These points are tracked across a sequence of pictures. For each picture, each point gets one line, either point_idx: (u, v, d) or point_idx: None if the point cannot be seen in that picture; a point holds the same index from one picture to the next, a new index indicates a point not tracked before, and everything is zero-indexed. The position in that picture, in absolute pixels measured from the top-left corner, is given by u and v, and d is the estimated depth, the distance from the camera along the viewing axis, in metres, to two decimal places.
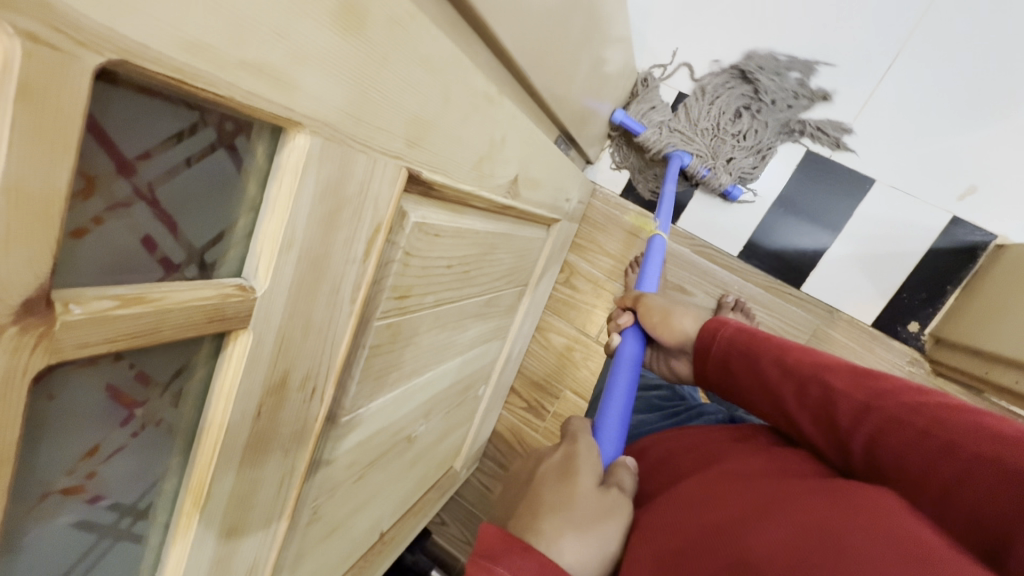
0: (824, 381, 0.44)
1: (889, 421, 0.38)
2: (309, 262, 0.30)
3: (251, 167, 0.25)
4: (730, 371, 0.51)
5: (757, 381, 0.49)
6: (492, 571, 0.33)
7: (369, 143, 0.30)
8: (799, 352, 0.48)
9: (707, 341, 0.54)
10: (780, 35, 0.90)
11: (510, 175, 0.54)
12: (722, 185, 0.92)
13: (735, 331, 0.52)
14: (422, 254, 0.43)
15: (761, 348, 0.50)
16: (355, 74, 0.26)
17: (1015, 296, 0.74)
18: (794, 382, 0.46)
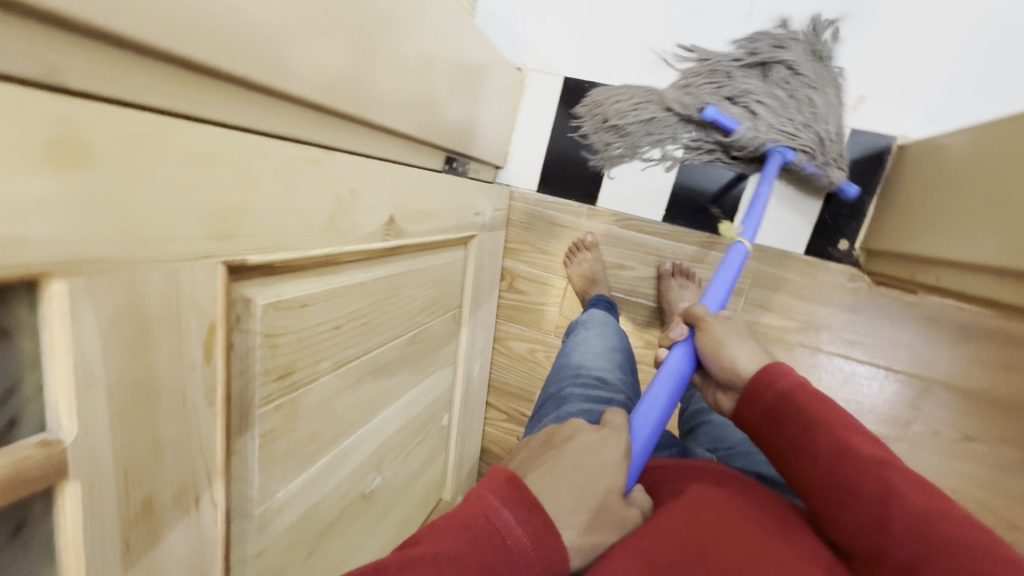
0: (889, 480, 0.41)
1: (943, 550, 0.35)
2: (129, 389, 0.29)
3: (16, 323, 0.25)
4: (779, 437, 0.49)
5: (808, 451, 0.46)
6: (499, 511, 0.35)
7: (159, 255, 0.30)
8: (868, 441, 0.44)
9: (765, 390, 0.51)
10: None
11: (380, 219, 0.54)
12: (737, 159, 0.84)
13: (802, 393, 0.49)
14: (290, 329, 0.43)
15: (823, 421, 0.46)
16: (101, 202, 0.26)
17: (930, 197, 0.73)
18: (852, 464, 0.43)
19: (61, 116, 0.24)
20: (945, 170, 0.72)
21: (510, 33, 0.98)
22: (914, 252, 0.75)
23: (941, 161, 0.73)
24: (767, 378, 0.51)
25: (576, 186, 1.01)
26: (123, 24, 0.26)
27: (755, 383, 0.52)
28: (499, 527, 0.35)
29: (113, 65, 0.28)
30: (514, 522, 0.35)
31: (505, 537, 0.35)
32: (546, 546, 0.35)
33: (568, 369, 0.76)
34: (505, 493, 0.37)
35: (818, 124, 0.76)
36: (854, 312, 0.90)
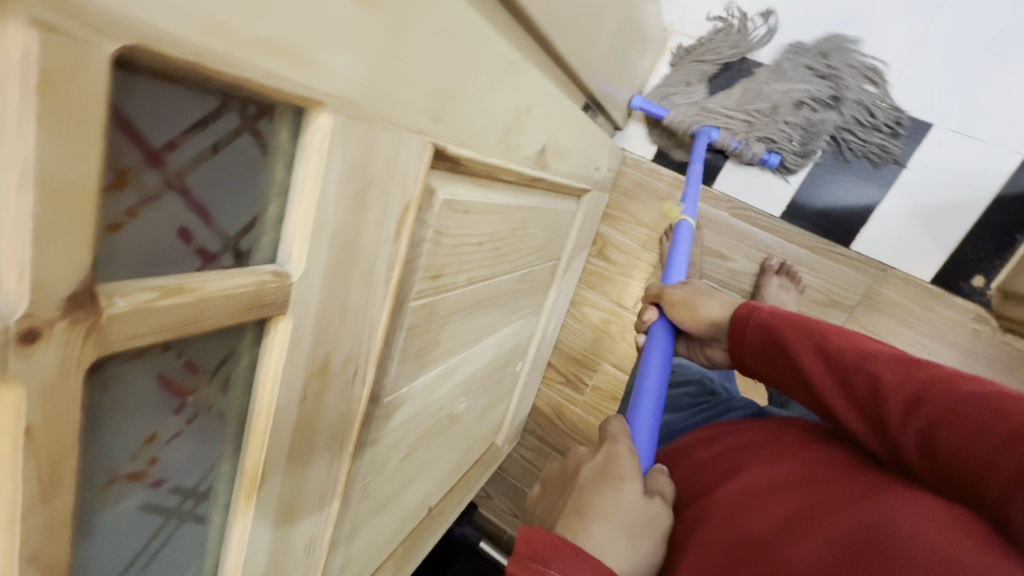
0: (869, 369, 0.38)
1: (936, 412, 0.34)
2: (342, 245, 0.29)
3: (276, 148, 0.25)
4: (767, 369, 0.46)
5: (794, 373, 0.43)
6: None
7: (394, 118, 0.29)
8: (836, 334, 0.42)
9: (743, 331, 0.48)
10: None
11: (537, 145, 0.52)
12: (756, 155, 0.87)
13: (774, 316, 0.46)
14: (452, 232, 0.42)
15: (795, 339, 0.44)
16: (374, 46, 0.26)
17: None
18: (835, 371, 0.40)
19: None
20: None
21: None
22: None
23: None
24: (741, 323, 0.48)
25: (694, 164, 0.96)
26: None
27: (735, 331, 0.48)
28: None
29: None
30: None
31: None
32: None
33: None
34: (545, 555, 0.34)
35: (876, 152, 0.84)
36: (966, 353, 0.84)
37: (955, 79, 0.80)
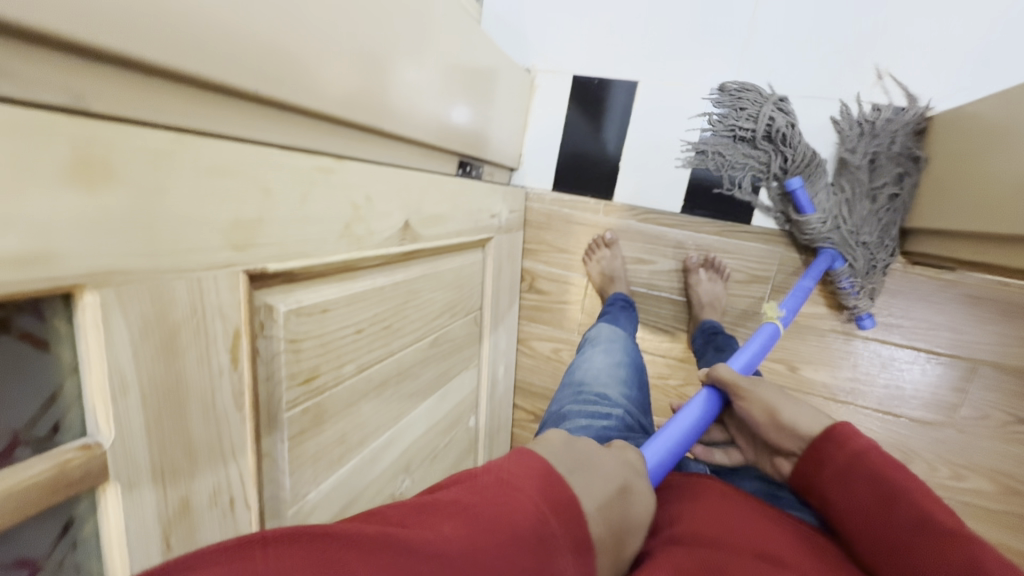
0: (972, 548, 0.35)
1: None
2: (161, 395, 0.31)
3: (55, 333, 0.27)
4: (837, 501, 0.44)
5: (879, 515, 0.41)
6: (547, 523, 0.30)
7: (183, 265, 0.31)
8: (949, 513, 0.39)
9: (837, 452, 0.45)
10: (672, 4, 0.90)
11: (396, 224, 0.55)
12: (837, 276, 0.84)
13: (879, 459, 0.43)
14: (312, 335, 0.44)
15: (897, 488, 0.41)
16: (126, 217, 0.27)
17: (944, 178, 0.75)
18: (931, 534, 0.37)
19: (83, 138, 0.25)
20: (951, 155, 0.75)
21: (518, 36, 0.99)
22: (933, 229, 0.76)
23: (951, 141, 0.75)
24: (832, 441, 0.46)
25: (592, 183, 1.00)
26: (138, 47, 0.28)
27: (815, 446, 0.47)
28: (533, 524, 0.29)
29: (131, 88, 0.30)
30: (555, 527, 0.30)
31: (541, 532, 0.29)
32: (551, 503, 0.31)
33: (570, 384, 0.75)
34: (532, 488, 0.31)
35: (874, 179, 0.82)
36: (887, 294, 0.86)
37: (796, 51, 0.86)
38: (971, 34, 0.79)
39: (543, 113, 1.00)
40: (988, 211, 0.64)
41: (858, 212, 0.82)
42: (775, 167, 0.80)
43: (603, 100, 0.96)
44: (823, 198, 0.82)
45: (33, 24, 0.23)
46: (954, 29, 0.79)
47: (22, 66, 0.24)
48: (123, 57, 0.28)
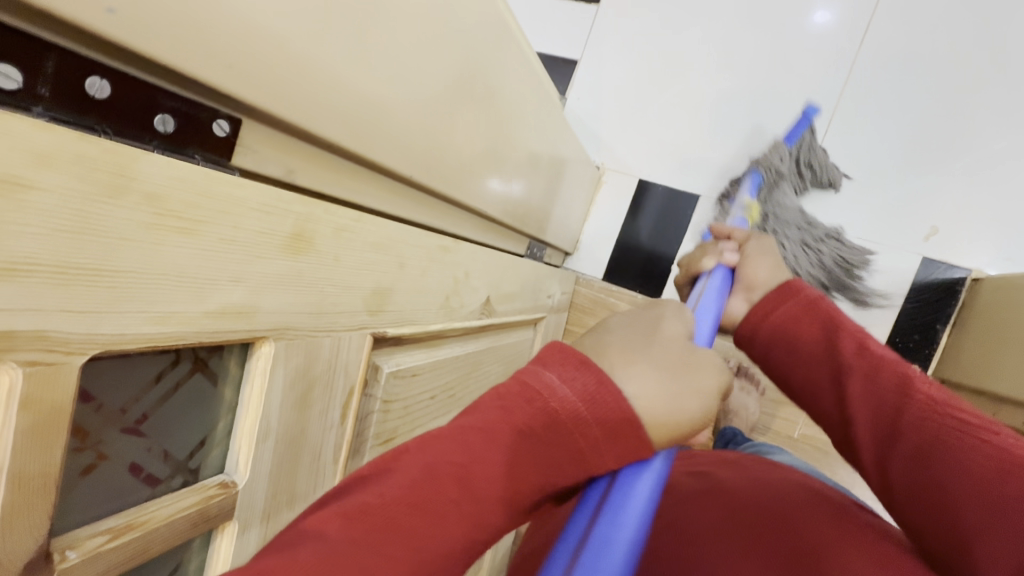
0: (900, 380, 0.40)
1: (949, 442, 0.35)
2: (288, 442, 0.33)
3: (226, 375, 0.29)
4: (779, 345, 0.47)
5: (821, 354, 0.44)
6: (542, 373, 0.33)
7: (334, 326, 0.34)
8: (879, 341, 0.44)
9: (785, 301, 0.48)
10: (741, 133, 0.99)
11: (480, 299, 0.58)
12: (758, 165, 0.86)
13: (825, 309, 0.46)
14: (400, 397, 0.46)
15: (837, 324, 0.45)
16: (310, 281, 0.31)
17: (992, 335, 0.77)
18: (867, 362, 0.42)
19: (302, 214, 0.29)
20: (996, 317, 0.77)
21: (593, 135, 1.07)
22: (973, 384, 0.77)
23: (994, 302, 0.79)
24: (782, 294, 0.48)
25: (641, 279, 1.04)
26: (339, 136, 0.33)
27: (769, 301, 0.48)
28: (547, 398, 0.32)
29: (321, 167, 0.35)
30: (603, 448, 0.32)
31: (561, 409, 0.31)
32: (595, 408, 0.32)
33: None
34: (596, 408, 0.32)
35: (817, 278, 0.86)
36: None
37: (851, 194, 0.92)
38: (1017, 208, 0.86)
39: (605, 207, 1.07)
40: None
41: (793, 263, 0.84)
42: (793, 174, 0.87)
43: (642, 200, 1.04)
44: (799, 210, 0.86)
45: (280, 112, 0.29)
46: (1002, 200, 0.87)
47: (259, 146, 0.30)
48: (329, 143, 0.33)
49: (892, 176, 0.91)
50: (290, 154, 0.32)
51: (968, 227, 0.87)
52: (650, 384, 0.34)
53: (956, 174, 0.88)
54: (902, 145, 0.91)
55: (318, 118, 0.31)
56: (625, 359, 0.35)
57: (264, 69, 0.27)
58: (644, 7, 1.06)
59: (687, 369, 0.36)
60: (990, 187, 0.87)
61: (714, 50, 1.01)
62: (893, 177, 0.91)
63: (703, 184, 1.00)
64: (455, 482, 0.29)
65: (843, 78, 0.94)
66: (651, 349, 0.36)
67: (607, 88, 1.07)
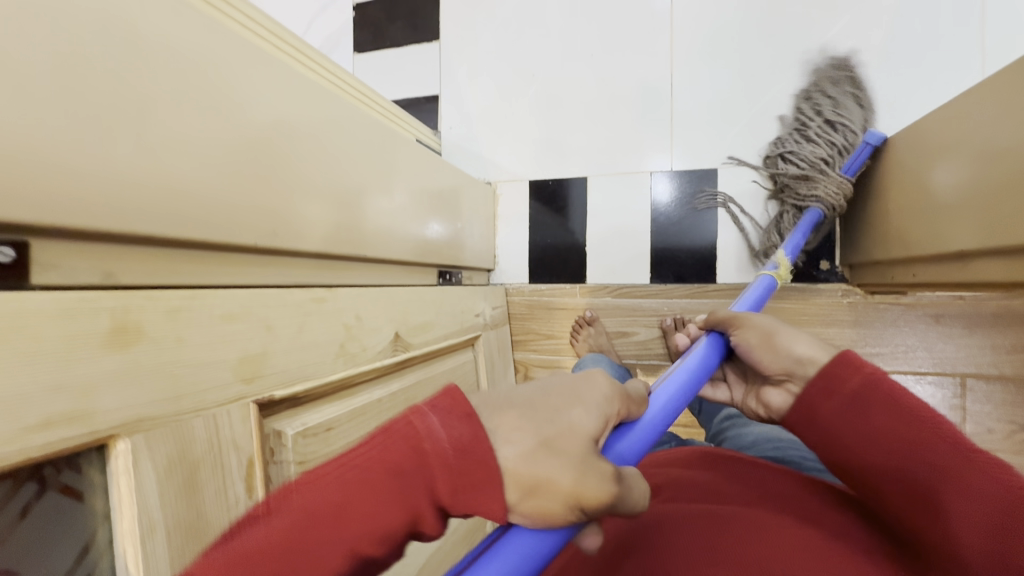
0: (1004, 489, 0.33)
1: None
2: (185, 531, 0.33)
3: (89, 485, 0.30)
4: (836, 434, 0.41)
5: (900, 444, 0.37)
6: (425, 416, 0.26)
7: (201, 405, 0.35)
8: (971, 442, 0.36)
9: (850, 375, 0.41)
10: (602, 113, 1.05)
11: (387, 337, 0.60)
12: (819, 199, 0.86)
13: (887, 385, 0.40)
14: (320, 454, 0.46)
15: (912, 411, 0.38)
16: (154, 368, 0.32)
17: (885, 204, 0.80)
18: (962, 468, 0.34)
19: (119, 308, 0.30)
20: (890, 185, 0.80)
21: (475, 156, 1.12)
22: (889, 256, 0.80)
23: (883, 173, 0.82)
24: (842, 368, 0.42)
25: (564, 270, 1.07)
26: (156, 227, 0.35)
27: (829, 372, 0.42)
28: (416, 438, 0.25)
29: (146, 259, 0.36)
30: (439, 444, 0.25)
31: (425, 450, 0.25)
32: (469, 456, 0.25)
33: None
34: (459, 461, 0.25)
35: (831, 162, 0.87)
36: (860, 325, 0.91)
37: (714, 131, 0.99)
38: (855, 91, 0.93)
39: (509, 217, 1.11)
40: (940, 229, 0.67)
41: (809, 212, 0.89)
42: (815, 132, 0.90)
43: (566, 194, 1.07)
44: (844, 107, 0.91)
45: (72, 223, 0.30)
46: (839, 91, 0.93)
47: (57, 258, 0.31)
48: (143, 235, 0.34)
49: (740, 101, 0.98)
50: (105, 259, 0.33)
51: None
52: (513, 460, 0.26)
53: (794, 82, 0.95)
54: (744, 71, 0.98)
55: (123, 219, 0.33)
56: (510, 424, 0.27)
57: (37, 187, 0.28)
58: (481, 29, 1.12)
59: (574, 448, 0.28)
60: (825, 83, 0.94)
61: (554, 47, 1.08)
62: (742, 103, 0.98)
63: (588, 166, 1.06)
64: (330, 521, 0.23)
65: (670, 36, 1.02)
66: (544, 424, 0.28)
67: (474, 111, 1.12)
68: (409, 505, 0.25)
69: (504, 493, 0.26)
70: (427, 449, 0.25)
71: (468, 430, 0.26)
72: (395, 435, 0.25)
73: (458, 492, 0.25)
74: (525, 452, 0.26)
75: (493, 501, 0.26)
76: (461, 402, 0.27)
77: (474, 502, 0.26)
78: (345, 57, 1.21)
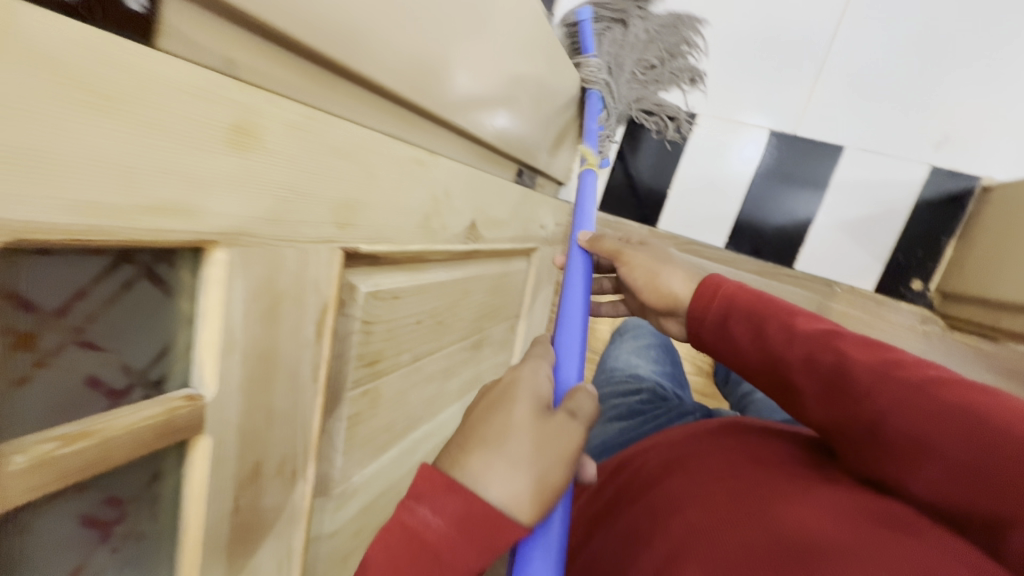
0: (837, 357, 0.36)
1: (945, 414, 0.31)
2: (256, 356, 0.31)
3: (179, 285, 0.28)
4: (707, 333, 0.44)
5: (760, 344, 0.41)
6: (413, 509, 0.26)
7: (294, 237, 0.32)
8: (809, 318, 0.40)
9: (709, 302, 0.44)
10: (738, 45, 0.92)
11: (464, 222, 0.56)
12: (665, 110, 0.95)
13: (720, 283, 0.45)
14: (383, 319, 0.45)
15: (766, 312, 0.41)
16: (263, 181, 0.29)
17: (1014, 241, 0.72)
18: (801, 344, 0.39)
19: (244, 103, 0.27)
20: None
21: None
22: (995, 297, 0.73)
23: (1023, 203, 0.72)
24: (704, 295, 0.44)
25: (636, 207, 1.01)
26: (293, 25, 0.30)
27: (697, 305, 0.44)
28: (415, 531, 0.26)
29: (269, 59, 0.32)
30: (434, 520, 0.26)
31: (424, 540, 0.25)
32: (470, 527, 0.26)
33: (606, 370, 0.87)
34: (460, 542, 0.26)
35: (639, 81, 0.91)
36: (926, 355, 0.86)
37: (856, 100, 0.87)
38: None
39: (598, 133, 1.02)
40: None
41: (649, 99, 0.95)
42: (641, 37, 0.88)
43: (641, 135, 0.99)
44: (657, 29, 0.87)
45: None
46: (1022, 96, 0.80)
47: (187, 27, 0.26)
48: (274, 30, 0.30)
49: (903, 75, 0.85)
50: (231, 45, 0.29)
51: (982, 129, 0.82)
52: (499, 490, 0.27)
53: (976, 71, 0.82)
54: (922, 43, 0.83)
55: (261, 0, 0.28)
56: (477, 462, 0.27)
57: None
58: None
59: (550, 437, 0.29)
60: (1007, 82, 0.81)
61: None
62: (901, 79, 0.85)
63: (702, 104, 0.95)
64: None
65: None
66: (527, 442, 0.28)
67: None
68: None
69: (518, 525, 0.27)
70: (427, 538, 0.26)
71: (454, 501, 0.26)
72: (392, 533, 0.26)
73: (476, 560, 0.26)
74: (512, 484, 0.27)
75: (505, 536, 0.26)
76: (438, 476, 0.27)
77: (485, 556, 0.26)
78: None
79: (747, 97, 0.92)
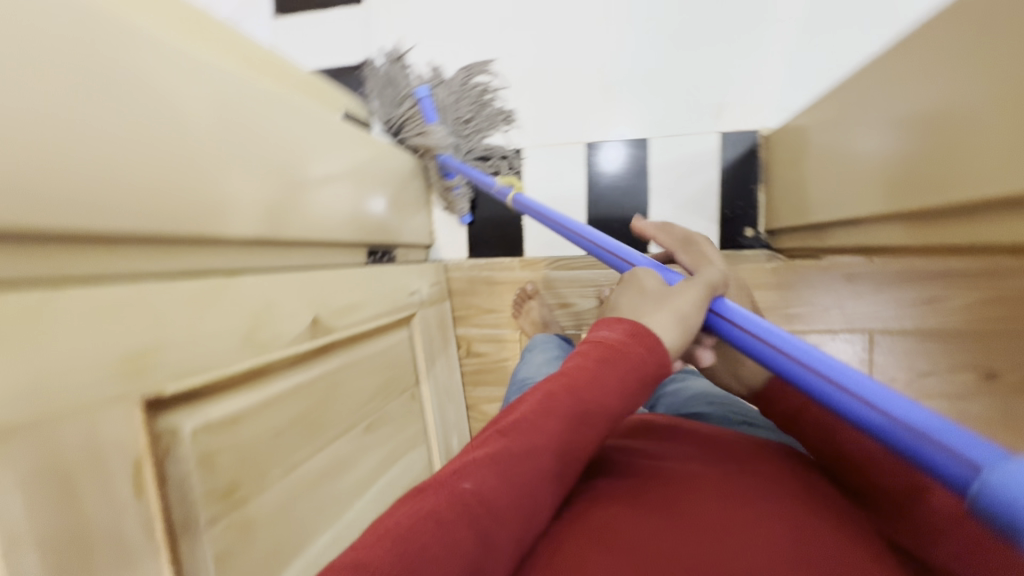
0: (859, 455, 0.47)
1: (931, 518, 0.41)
2: (58, 539, 0.31)
3: None
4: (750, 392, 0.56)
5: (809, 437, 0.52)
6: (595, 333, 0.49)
7: (70, 409, 0.33)
8: (822, 415, 0.51)
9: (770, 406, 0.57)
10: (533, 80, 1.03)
11: (304, 322, 0.58)
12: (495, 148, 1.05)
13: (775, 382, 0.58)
14: (226, 447, 0.45)
15: (801, 408, 0.54)
16: (7, 370, 0.30)
17: (811, 166, 0.81)
18: (831, 444, 0.50)
19: None
20: (818, 142, 0.79)
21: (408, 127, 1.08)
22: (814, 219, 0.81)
23: (810, 133, 0.81)
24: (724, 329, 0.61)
25: (502, 244, 1.07)
26: (11, 216, 0.32)
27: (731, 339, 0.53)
28: (609, 339, 0.47)
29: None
30: (609, 332, 0.48)
31: (616, 344, 0.47)
32: (637, 331, 0.48)
33: (516, 383, 0.83)
34: (644, 342, 0.47)
35: (462, 133, 1.04)
36: (783, 287, 0.96)
37: (643, 96, 0.99)
38: (781, 56, 0.94)
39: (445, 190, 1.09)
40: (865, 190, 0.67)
41: (478, 146, 1.05)
42: (454, 96, 1.03)
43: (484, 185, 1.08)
44: (462, 88, 1.03)
45: None
46: (765, 54, 0.94)
47: None
48: None
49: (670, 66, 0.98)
50: None
51: (747, 90, 0.96)
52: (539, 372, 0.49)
53: (723, 46, 0.96)
54: (674, 37, 0.97)
55: None
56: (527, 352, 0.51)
57: None
58: None
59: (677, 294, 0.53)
60: (751, 46, 0.95)
61: (484, 12, 1.05)
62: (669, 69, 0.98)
63: (522, 137, 1.05)
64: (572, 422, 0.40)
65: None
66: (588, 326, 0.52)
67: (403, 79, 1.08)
68: (607, 380, 0.43)
69: (623, 337, 0.47)
70: (614, 341, 0.47)
71: (623, 327, 0.49)
72: (599, 351, 0.46)
73: (637, 345, 0.47)
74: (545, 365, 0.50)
75: (631, 347, 0.47)
76: (612, 319, 0.51)
77: (617, 369, 0.44)
78: (261, 19, 1.13)
79: (556, 121, 1.03)
